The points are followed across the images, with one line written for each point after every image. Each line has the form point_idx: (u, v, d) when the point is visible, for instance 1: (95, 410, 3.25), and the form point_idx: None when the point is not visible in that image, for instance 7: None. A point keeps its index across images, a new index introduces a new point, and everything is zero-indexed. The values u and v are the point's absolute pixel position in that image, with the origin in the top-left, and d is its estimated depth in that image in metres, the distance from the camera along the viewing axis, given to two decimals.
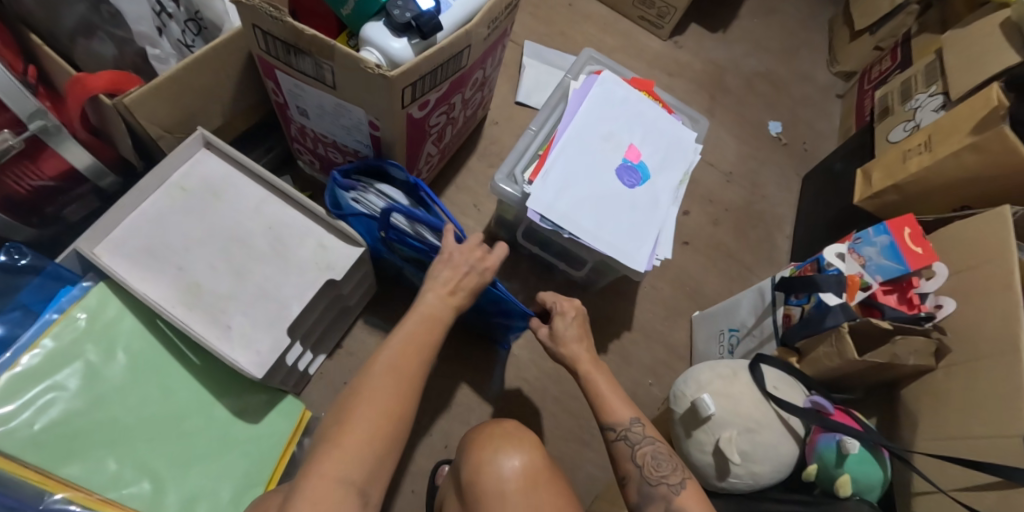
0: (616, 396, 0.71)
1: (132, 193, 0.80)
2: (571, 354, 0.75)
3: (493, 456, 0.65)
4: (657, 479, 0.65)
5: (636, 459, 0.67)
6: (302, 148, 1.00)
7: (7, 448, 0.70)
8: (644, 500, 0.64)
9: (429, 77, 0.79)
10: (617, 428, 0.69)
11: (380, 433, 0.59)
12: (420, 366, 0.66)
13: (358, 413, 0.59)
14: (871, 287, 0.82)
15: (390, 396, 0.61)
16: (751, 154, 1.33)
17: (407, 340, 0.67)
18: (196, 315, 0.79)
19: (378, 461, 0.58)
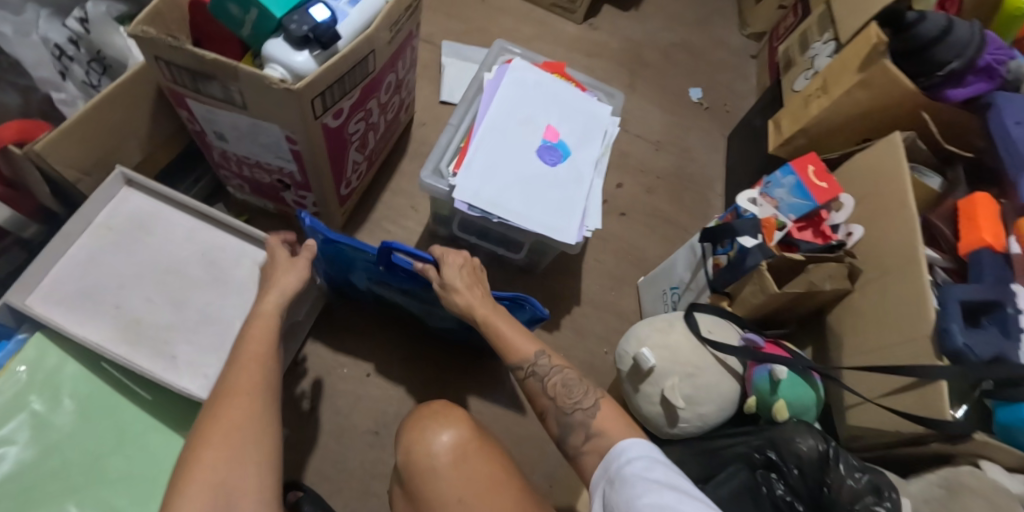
0: (517, 333, 0.70)
1: (57, 239, 0.81)
2: (461, 304, 0.72)
3: (422, 435, 0.66)
4: (571, 406, 0.65)
5: (548, 391, 0.66)
6: (230, 173, 1.00)
7: None
8: (564, 430, 0.63)
9: (337, 86, 0.81)
10: (523, 365, 0.67)
11: (235, 467, 0.54)
12: (264, 382, 0.61)
13: (198, 459, 0.54)
14: (786, 225, 0.86)
15: (234, 422, 0.56)
16: (676, 121, 1.38)
17: (242, 362, 0.62)
18: (139, 349, 0.79)
19: (242, 499, 0.53)
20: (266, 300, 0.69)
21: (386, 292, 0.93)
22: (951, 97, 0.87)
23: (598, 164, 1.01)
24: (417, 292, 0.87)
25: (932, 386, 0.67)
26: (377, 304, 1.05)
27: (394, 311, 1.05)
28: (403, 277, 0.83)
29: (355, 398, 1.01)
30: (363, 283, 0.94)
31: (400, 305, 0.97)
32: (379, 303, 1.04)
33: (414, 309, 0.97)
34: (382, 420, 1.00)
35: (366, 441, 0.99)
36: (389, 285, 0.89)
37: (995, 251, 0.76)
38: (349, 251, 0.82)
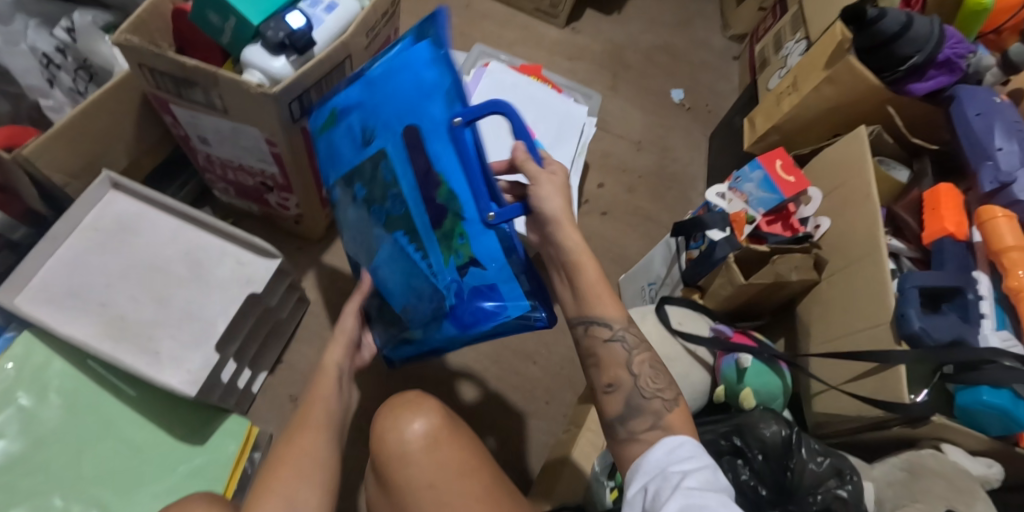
0: (605, 295, 0.62)
1: (45, 241, 0.83)
2: (549, 211, 0.60)
3: (395, 424, 0.67)
4: (651, 392, 0.60)
5: (632, 367, 0.61)
6: (214, 177, 1.02)
7: None
8: (631, 411, 0.59)
9: (314, 89, 0.84)
10: (610, 327, 0.61)
11: (308, 484, 0.54)
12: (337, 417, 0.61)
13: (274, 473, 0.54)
14: (755, 219, 0.88)
15: (311, 440, 0.57)
16: (657, 121, 1.40)
17: (317, 385, 0.62)
18: (123, 346, 0.82)
19: None
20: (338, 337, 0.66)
21: (394, 158, 0.63)
22: (914, 91, 0.89)
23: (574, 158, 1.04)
24: (443, 188, 0.61)
25: (893, 371, 0.68)
26: (336, 192, 0.71)
27: (350, 214, 0.71)
28: (460, 144, 0.60)
29: None
30: (366, 153, 0.65)
31: (380, 199, 0.66)
32: (344, 190, 0.70)
33: (388, 217, 0.66)
34: (365, 415, 1.02)
35: (350, 437, 1.00)
36: (419, 151, 0.62)
37: (956, 239, 0.78)
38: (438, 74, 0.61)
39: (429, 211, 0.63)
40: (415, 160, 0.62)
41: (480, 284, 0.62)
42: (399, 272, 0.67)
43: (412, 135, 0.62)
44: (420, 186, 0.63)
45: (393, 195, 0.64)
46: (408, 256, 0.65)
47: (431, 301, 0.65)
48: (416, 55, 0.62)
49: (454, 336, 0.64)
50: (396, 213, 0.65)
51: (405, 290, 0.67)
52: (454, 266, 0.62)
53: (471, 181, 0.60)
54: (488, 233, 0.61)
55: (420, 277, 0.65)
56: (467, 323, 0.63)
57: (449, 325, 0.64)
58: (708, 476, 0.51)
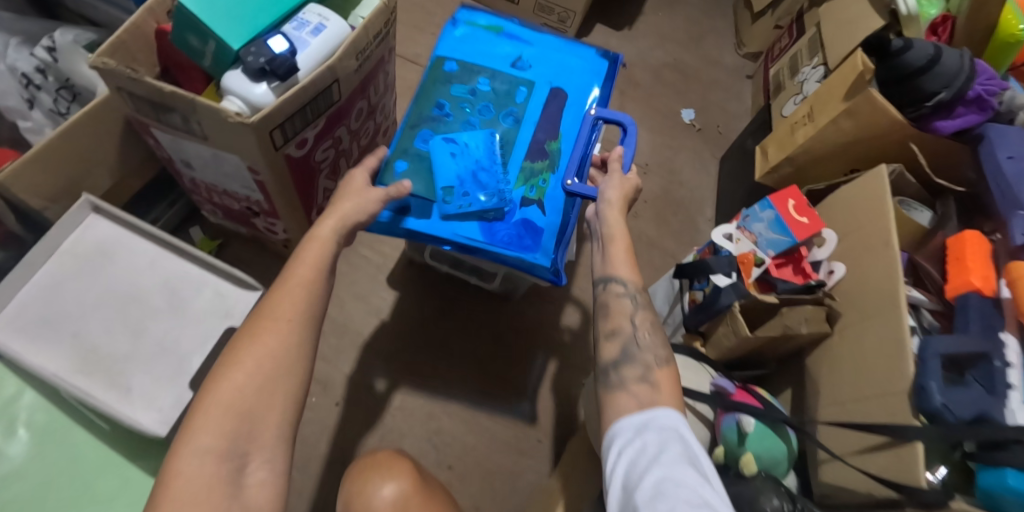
0: (623, 255, 0.65)
1: (20, 266, 0.79)
2: (605, 199, 0.68)
3: (364, 488, 0.64)
4: (644, 346, 0.61)
5: (633, 319, 0.63)
6: (201, 199, 0.99)
7: None
8: (624, 358, 0.60)
9: (297, 116, 0.79)
10: (622, 285, 0.63)
11: (265, 394, 0.51)
12: (308, 311, 0.56)
13: (227, 378, 0.50)
14: (765, 262, 0.82)
15: (274, 341, 0.53)
16: (665, 142, 1.34)
17: (295, 272, 0.58)
18: (95, 380, 0.77)
19: (263, 432, 0.50)
20: (322, 223, 0.63)
21: (534, 99, 0.85)
22: (940, 129, 0.83)
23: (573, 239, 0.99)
24: (551, 142, 0.83)
25: (907, 448, 0.62)
26: (453, 73, 0.86)
27: (456, 91, 0.84)
28: (580, 128, 0.84)
29: (321, 427, 0.97)
30: (509, 82, 0.86)
31: (497, 108, 0.84)
32: (464, 78, 0.86)
33: (496, 123, 0.83)
34: (348, 448, 0.96)
35: (331, 472, 0.95)
36: (554, 111, 0.85)
37: (983, 295, 0.71)
38: (592, 83, 0.88)
39: (532, 145, 0.82)
40: (538, 112, 0.85)
41: (533, 219, 0.77)
42: (471, 158, 0.78)
43: (554, 96, 0.86)
44: (539, 126, 0.84)
45: (512, 114, 0.84)
46: (489, 158, 0.79)
47: (482, 196, 0.76)
48: (591, 67, 0.89)
49: (477, 239, 0.75)
50: (505, 125, 0.83)
51: (460, 178, 0.76)
52: (522, 192, 0.79)
53: (570, 157, 0.83)
54: (558, 196, 0.80)
55: (486, 176, 0.77)
56: (499, 237, 0.76)
57: (480, 229, 0.76)
58: (688, 448, 0.50)
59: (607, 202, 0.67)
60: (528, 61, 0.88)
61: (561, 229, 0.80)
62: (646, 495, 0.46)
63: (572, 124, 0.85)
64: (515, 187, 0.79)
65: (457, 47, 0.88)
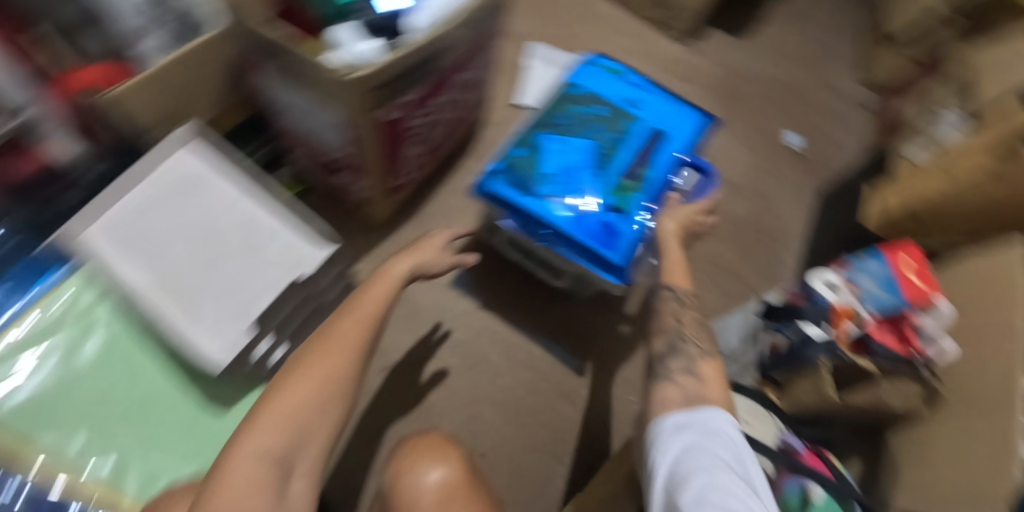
0: (678, 268, 0.78)
1: (121, 182, 0.83)
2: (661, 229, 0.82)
3: (411, 467, 0.58)
4: (688, 338, 0.71)
5: (678, 316, 0.74)
6: (290, 146, 0.99)
7: None
8: (671, 350, 0.70)
9: (397, 81, 0.77)
10: (671, 290, 0.76)
11: (320, 409, 0.56)
12: (366, 341, 0.62)
13: (289, 387, 0.55)
14: (864, 321, 0.74)
15: (334, 362, 0.58)
16: (763, 165, 1.25)
17: (364, 304, 0.66)
18: (170, 303, 0.80)
19: (311, 444, 0.54)
20: (398, 263, 0.75)
21: (636, 130, 0.92)
22: None
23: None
24: (641, 171, 0.89)
25: None
26: (576, 97, 0.95)
27: (575, 109, 0.93)
28: (665, 172, 0.90)
29: (366, 389, 0.97)
30: (624, 110, 0.94)
31: (607, 128, 0.91)
32: (585, 101, 0.94)
33: (603, 137, 0.90)
34: (387, 416, 0.96)
35: (366, 436, 0.95)
36: (653, 145, 0.91)
37: None
38: (691, 135, 0.94)
39: (627, 167, 0.88)
40: (637, 142, 0.91)
41: (615, 223, 0.84)
42: (574, 157, 0.88)
43: (654, 136, 0.92)
44: (637, 155, 0.90)
45: (618, 135, 0.91)
46: (589, 162, 0.88)
47: (577, 189, 0.85)
48: (691, 120, 0.95)
49: (563, 225, 0.83)
50: (611, 143, 0.90)
51: (562, 169, 0.86)
52: (613, 200, 0.85)
53: (656, 187, 0.88)
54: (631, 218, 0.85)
55: (584, 174, 0.86)
56: (586, 228, 0.83)
57: (569, 216, 0.84)
58: (733, 452, 0.53)
59: (669, 227, 0.82)
60: (642, 104, 0.95)
61: (641, 239, 0.85)
62: (691, 497, 0.48)
63: (664, 164, 0.90)
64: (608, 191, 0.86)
65: (590, 76, 0.97)
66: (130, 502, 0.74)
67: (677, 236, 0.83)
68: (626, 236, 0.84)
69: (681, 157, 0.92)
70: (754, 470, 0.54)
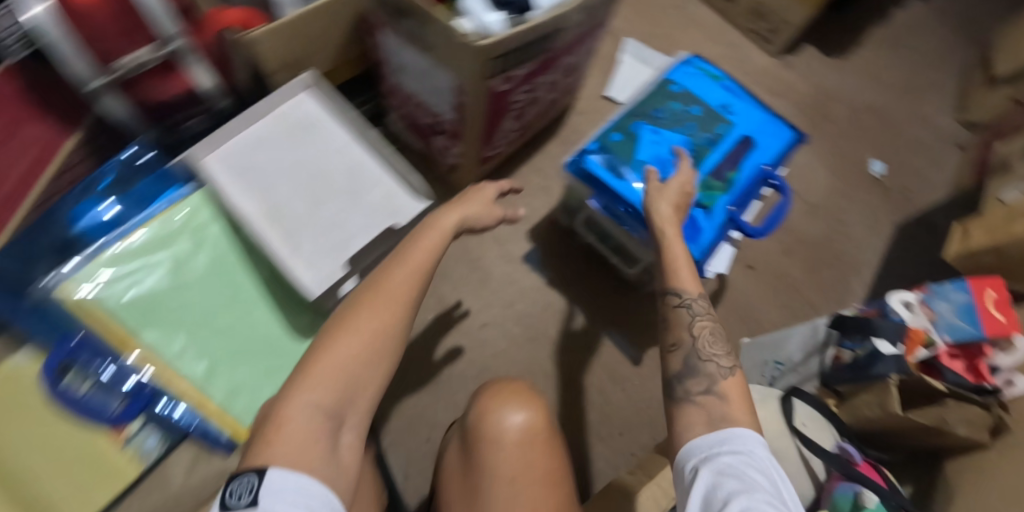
0: (685, 267, 0.67)
1: (244, 115, 0.89)
2: (657, 214, 0.73)
3: (496, 407, 0.59)
4: (706, 356, 0.62)
5: (693, 329, 0.64)
6: (394, 105, 1.05)
7: (106, 304, 0.80)
8: (689, 371, 0.61)
9: (514, 53, 0.82)
10: (681, 295, 0.65)
11: (369, 365, 0.54)
12: (416, 294, 0.60)
13: (338, 343, 0.54)
14: (936, 346, 0.76)
15: (384, 318, 0.56)
16: (843, 189, 1.24)
17: (413, 255, 0.63)
18: (276, 232, 0.86)
19: (360, 399, 0.53)
20: (448, 215, 0.68)
21: (729, 133, 0.94)
22: None
23: (722, 249, 0.95)
24: (728, 173, 0.91)
25: None
26: (675, 93, 0.97)
27: (674, 105, 0.95)
28: (752, 179, 0.92)
29: (431, 343, 1.03)
30: (720, 112, 0.96)
31: (702, 127, 0.93)
32: (683, 100, 0.96)
33: (697, 135, 0.92)
34: (447, 372, 1.01)
35: (425, 387, 1.01)
36: (743, 150, 0.93)
37: None
38: (781, 146, 0.95)
39: (717, 168, 0.91)
40: (727, 144, 0.93)
41: (697, 219, 0.87)
42: (668, 149, 0.90)
43: (744, 143, 0.94)
44: (727, 157, 0.92)
45: (712, 137, 0.93)
46: None
47: (667, 181, 0.88)
48: (784, 131, 0.96)
49: None
50: (704, 142, 0.92)
51: (655, 158, 0.89)
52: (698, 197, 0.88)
53: (740, 191, 0.91)
54: (714, 216, 0.88)
55: (676, 167, 0.90)
56: None
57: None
58: (768, 477, 0.49)
59: (665, 212, 0.73)
60: (737, 109, 0.97)
61: (717, 238, 0.89)
62: None
63: (750, 170, 0.93)
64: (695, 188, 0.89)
65: (688, 76, 0.99)
66: (234, 419, 0.84)
67: (675, 221, 0.72)
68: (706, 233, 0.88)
69: (769, 166, 0.94)
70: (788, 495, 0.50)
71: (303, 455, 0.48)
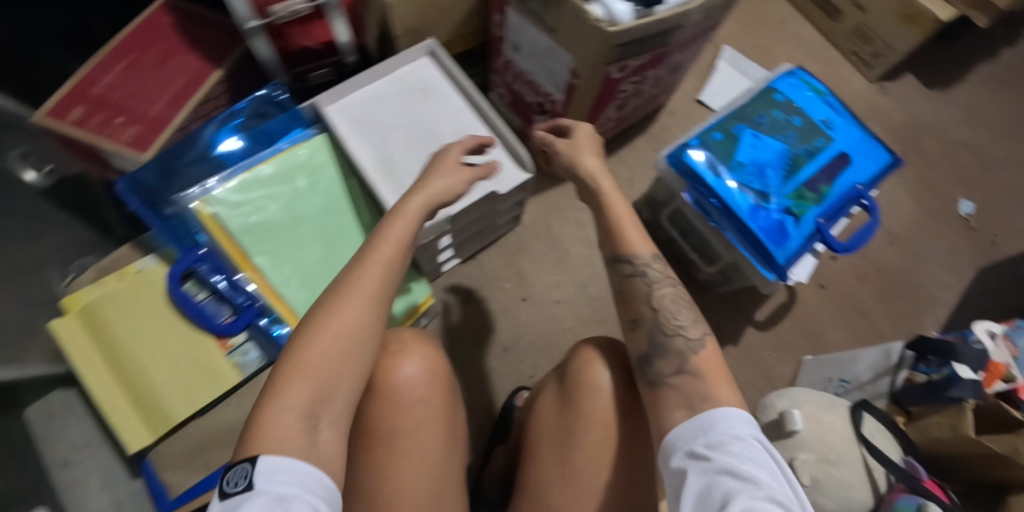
0: (638, 233, 0.70)
1: (366, 73, 0.95)
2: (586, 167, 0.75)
3: (596, 360, 0.69)
4: (672, 328, 0.63)
5: (654, 300, 0.66)
6: (500, 81, 1.10)
7: (228, 225, 0.86)
8: (659, 347, 0.62)
9: (634, 44, 0.85)
10: (636, 261, 0.68)
11: (346, 360, 0.54)
12: (387, 289, 0.59)
13: (310, 342, 0.53)
14: (1014, 380, 0.77)
15: (353, 313, 0.55)
16: (926, 223, 1.23)
17: (377, 246, 0.62)
18: (386, 183, 0.91)
19: (338, 394, 0.53)
20: (411, 201, 0.67)
21: (827, 149, 0.95)
22: None
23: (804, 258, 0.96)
24: (821, 186, 0.93)
25: None
26: (778, 102, 0.98)
27: (775, 113, 0.97)
28: (845, 195, 0.94)
29: (504, 310, 1.08)
30: (820, 126, 0.97)
31: (801, 139, 0.95)
32: (786, 109, 0.98)
33: (795, 146, 0.95)
34: (516, 340, 1.07)
35: (494, 351, 1.06)
36: (839, 166, 0.95)
37: None
38: (875, 167, 0.96)
39: (811, 179, 0.93)
40: (822, 158, 0.95)
41: (787, 225, 0.89)
42: (765, 155, 0.93)
43: (841, 159, 0.95)
44: (822, 170, 0.94)
45: (810, 149, 0.95)
46: (778, 163, 0.93)
47: (761, 183, 0.91)
48: (880, 153, 0.97)
49: (740, 213, 0.89)
50: (801, 153, 0.94)
51: (753, 161, 0.92)
52: (789, 204, 0.91)
53: (831, 205, 0.92)
54: (803, 225, 0.90)
55: (772, 173, 0.92)
56: (758, 221, 0.89)
57: (746, 205, 0.89)
58: (758, 455, 0.49)
59: (592, 165, 0.74)
60: (837, 125, 0.98)
61: (803, 247, 0.91)
62: None
63: (843, 186, 0.94)
64: (789, 195, 0.91)
65: (793, 87, 1.01)
66: None
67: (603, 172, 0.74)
68: (795, 241, 0.90)
69: (863, 186, 0.95)
70: (781, 469, 0.50)
71: (288, 458, 0.47)
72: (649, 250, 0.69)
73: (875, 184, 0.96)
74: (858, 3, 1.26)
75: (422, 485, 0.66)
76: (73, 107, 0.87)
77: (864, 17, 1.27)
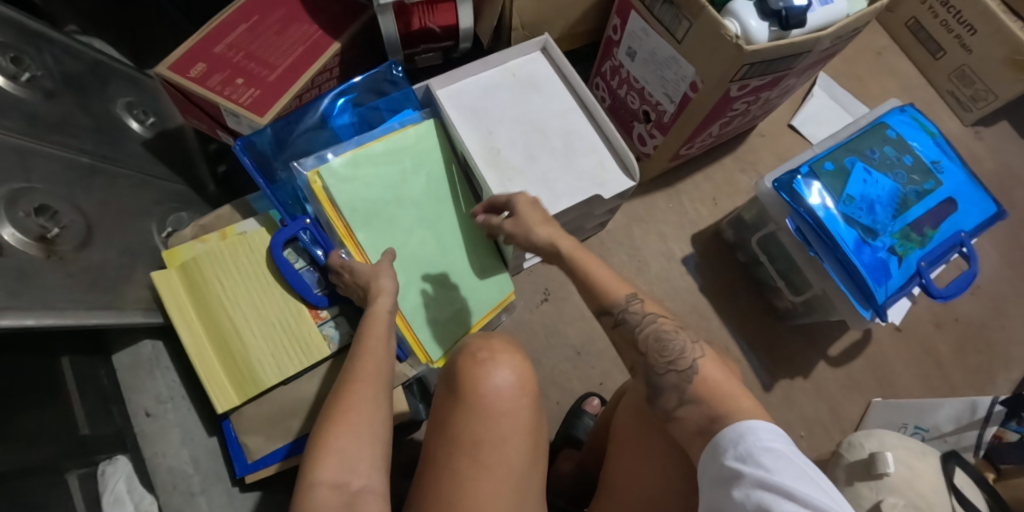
0: (609, 277, 0.68)
1: (479, 63, 0.95)
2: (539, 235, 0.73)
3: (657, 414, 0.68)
4: (665, 366, 0.61)
5: (643, 344, 0.64)
6: (604, 83, 1.10)
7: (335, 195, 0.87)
8: (657, 388, 0.61)
9: (762, 65, 0.83)
10: (616, 309, 0.66)
11: (367, 437, 0.58)
12: (384, 374, 0.64)
13: (329, 428, 0.58)
14: None
15: (362, 396, 0.60)
16: (1009, 277, 1.21)
17: (366, 338, 0.68)
18: (492, 173, 0.90)
19: (365, 467, 0.56)
20: (380, 301, 0.74)
21: (935, 193, 0.94)
22: None
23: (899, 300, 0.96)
24: (924, 230, 0.91)
25: None
26: (891, 139, 0.97)
27: (887, 149, 0.95)
28: (947, 242, 0.92)
29: (579, 313, 1.07)
30: (931, 168, 0.95)
31: (910, 178, 0.94)
32: (898, 146, 0.96)
33: (906, 186, 0.93)
34: (589, 345, 1.06)
35: (565, 354, 1.05)
36: (943, 210, 0.93)
37: None
38: (980, 217, 0.95)
39: (917, 221, 0.92)
40: (930, 201, 0.93)
41: (891, 265, 0.89)
42: (874, 192, 0.92)
43: (949, 204, 0.94)
44: (929, 214, 0.92)
45: (919, 190, 0.93)
46: (887, 202, 0.92)
47: (869, 219, 0.90)
48: (987, 203, 0.96)
49: (846, 248, 0.88)
50: (910, 194, 0.93)
51: (863, 196, 0.91)
52: (894, 243, 0.90)
53: (931, 249, 0.91)
54: (904, 265, 0.90)
55: (881, 210, 0.91)
56: (863, 257, 0.88)
57: (851, 240, 0.89)
58: (793, 463, 0.49)
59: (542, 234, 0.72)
60: (947, 168, 0.96)
61: (902, 288, 0.90)
62: None
63: (947, 233, 0.92)
64: (897, 235, 0.90)
65: (904, 124, 0.98)
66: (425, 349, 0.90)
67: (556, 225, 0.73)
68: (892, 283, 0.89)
69: (965, 233, 0.93)
70: (820, 475, 0.49)
71: None
72: (624, 292, 0.67)
73: (978, 233, 0.95)
74: (964, 43, 1.24)
75: (506, 499, 0.58)
76: (195, 62, 0.86)
77: (969, 58, 1.24)
